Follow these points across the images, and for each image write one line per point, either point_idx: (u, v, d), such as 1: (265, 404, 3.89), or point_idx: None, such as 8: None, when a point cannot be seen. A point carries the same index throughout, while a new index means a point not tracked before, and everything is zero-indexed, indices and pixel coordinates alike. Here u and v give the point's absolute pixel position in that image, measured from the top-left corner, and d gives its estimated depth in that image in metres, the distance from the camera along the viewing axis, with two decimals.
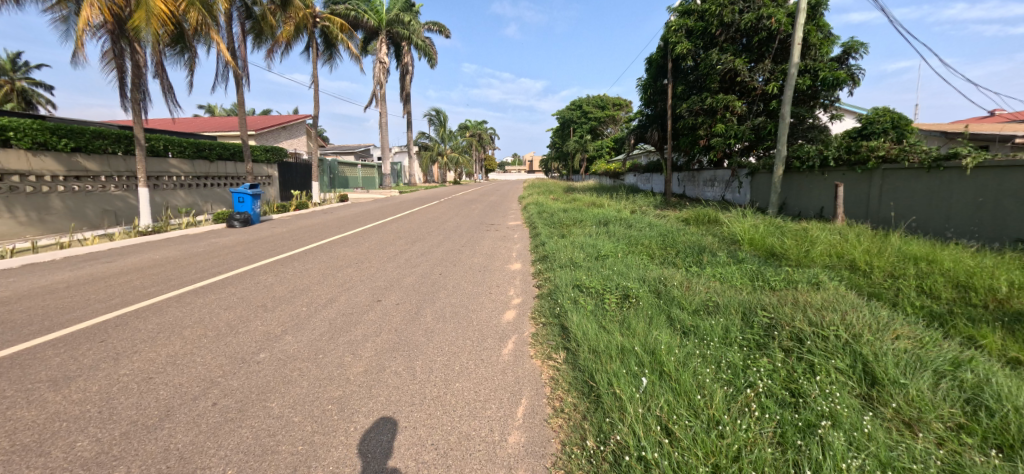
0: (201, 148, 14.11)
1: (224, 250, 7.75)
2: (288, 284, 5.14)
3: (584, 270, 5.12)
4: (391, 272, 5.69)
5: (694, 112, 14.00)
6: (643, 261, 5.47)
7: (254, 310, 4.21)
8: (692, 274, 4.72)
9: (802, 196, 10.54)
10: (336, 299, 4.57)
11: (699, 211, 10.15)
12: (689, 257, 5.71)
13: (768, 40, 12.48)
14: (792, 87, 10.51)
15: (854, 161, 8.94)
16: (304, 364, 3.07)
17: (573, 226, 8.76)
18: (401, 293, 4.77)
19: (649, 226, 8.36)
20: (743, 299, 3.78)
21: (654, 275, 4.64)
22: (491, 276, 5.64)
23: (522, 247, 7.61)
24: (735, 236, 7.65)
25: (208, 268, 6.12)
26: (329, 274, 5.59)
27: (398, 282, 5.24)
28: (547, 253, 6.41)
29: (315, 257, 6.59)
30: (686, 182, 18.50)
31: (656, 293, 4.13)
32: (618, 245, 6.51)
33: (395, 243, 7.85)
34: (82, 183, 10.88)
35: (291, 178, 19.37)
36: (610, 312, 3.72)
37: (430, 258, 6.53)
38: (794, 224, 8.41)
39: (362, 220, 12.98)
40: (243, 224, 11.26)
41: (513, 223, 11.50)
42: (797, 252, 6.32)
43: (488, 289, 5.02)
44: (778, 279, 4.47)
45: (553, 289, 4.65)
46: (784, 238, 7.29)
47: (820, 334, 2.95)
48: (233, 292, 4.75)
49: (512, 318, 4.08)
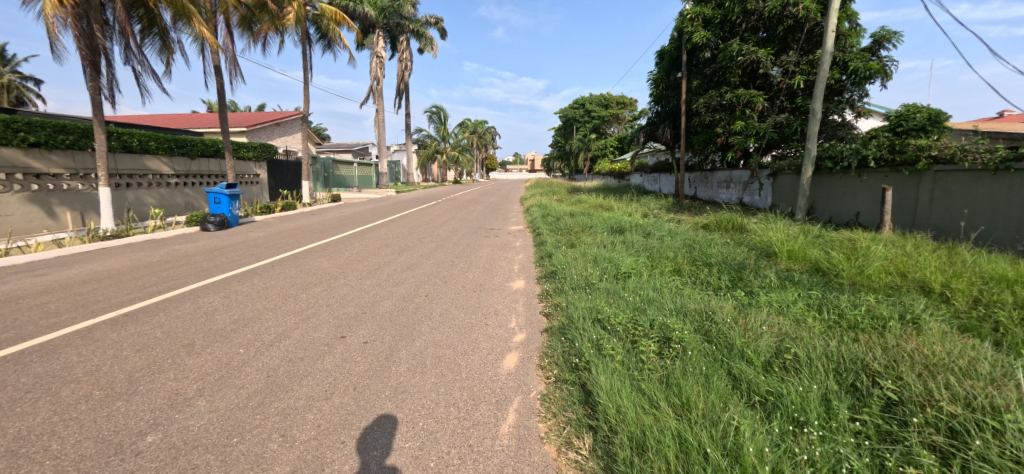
0: (181, 143, 13.16)
1: (182, 259, 6.75)
2: (234, 311, 4.13)
3: (601, 295, 4.12)
4: (366, 294, 4.66)
5: (711, 108, 13.02)
6: (674, 283, 4.48)
7: (173, 355, 3.19)
8: (741, 304, 3.74)
9: (834, 200, 9.51)
10: (288, 334, 3.55)
11: (721, 216, 9.10)
12: (728, 276, 4.72)
13: (794, 29, 11.51)
14: (824, 78, 9.49)
15: (898, 162, 7.93)
16: (206, 456, 2.08)
17: (583, 233, 7.77)
18: (373, 325, 3.77)
19: (668, 233, 7.39)
20: (827, 349, 2.79)
21: (694, 304, 3.66)
22: (488, 299, 4.63)
23: (526, 259, 6.57)
24: (770, 247, 6.65)
25: (151, 284, 5.12)
26: (290, 296, 4.59)
27: (372, 308, 4.21)
28: (556, 269, 5.39)
29: (283, 271, 5.60)
30: (698, 183, 17.46)
31: (702, 332, 3.15)
32: (640, 260, 5.47)
33: (379, 252, 6.84)
34: (41, 181, 9.82)
35: (280, 177, 18.36)
36: (646, 366, 2.72)
37: (417, 274, 5.55)
38: (835, 233, 7.36)
39: (351, 222, 11.95)
40: (218, 227, 10.25)
41: (515, 227, 10.48)
42: (850, 269, 5.35)
43: (483, 319, 3.99)
44: (860, 314, 3.43)
45: (567, 319, 3.68)
46: (830, 251, 6.26)
47: (988, 426, 1.92)
48: (160, 325, 3.75)
49: (513, 367, 3.07)
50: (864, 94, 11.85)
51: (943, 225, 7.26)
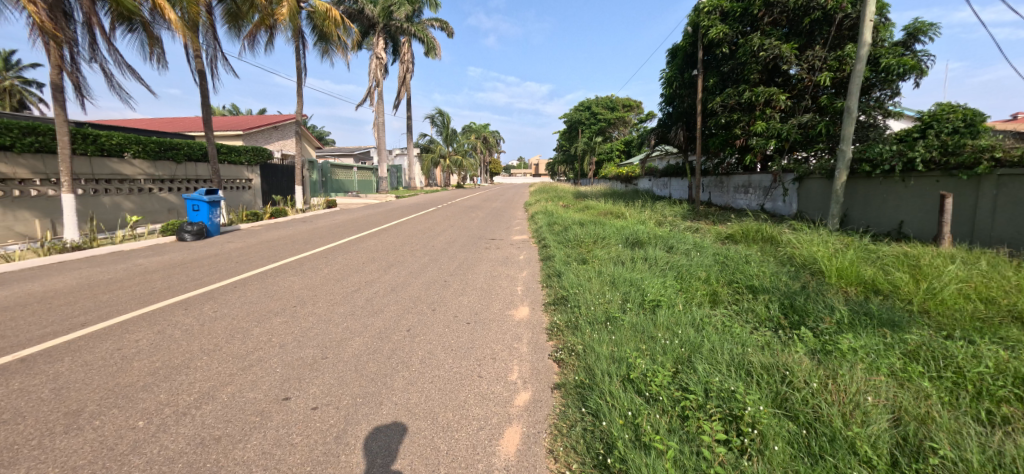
0: (166, 146, 12.43)
1: (137, 277, 5.87)
2: (159, 356, 3.25)
3: (625, 334, 3.24)
4: (332, 330, 3.75)
5: (729, 108, 12.16)
6: (717, 317, 3.58)
7: (44, 431, 2.32)
8: (816, 354, 2.87)
9: (872, 207, 8.58)
10: (214, 395, 2.68)
11: (747, 226, 8.18)
12: (781, 308, 3.81)
13: (821, 22, 10.61)
14: (860, 72, 8.56)
15: (952, 165, 7.00)
16: None
17: (595, 245, 6.89)
18: (332, 377, 2.90)
19: (694, 247, 6.49)
20: (981, 445, 1.88)
21: (755, 352, 2.78)
22: (483, 335, 3.72)
23: (530, 277, 5.70)
24: (812, 263, 5.72)
25: (78, 313, 4.24)
26: (240, 331, 3.73)
27: (337, 350, 3.33)
28: (566, 294, 4.48)
29: (244, 295, 4.74)
30: (712, 188, 16.45)
31: (779, 402, 2.25)
32: (667, 282, 4.57)
33: (363, 269, 5.97)
34: (7, 187, 9.02)
35: (273, 183, 17.59)
36: (714, 469, 1.82)
37: (402, 298, 4.68)
38: (887, 246, 6.39)
39: (343, 231, 11.10)
40: (196, 237, 9.38)
41: (518, 237, 9.59)
42: (921, 294, 4.43)
43: (475, 368, 3.08)
44: (993, 376, 2.48)
45: (587, 369, 2.81)
46: (890, 270, 5.32)
47: None
48: (57, 378, 2.89)
49: (513, 453, 2.18)
50: (894, 93, 10.94)
51: (1011, 236, 6.28)
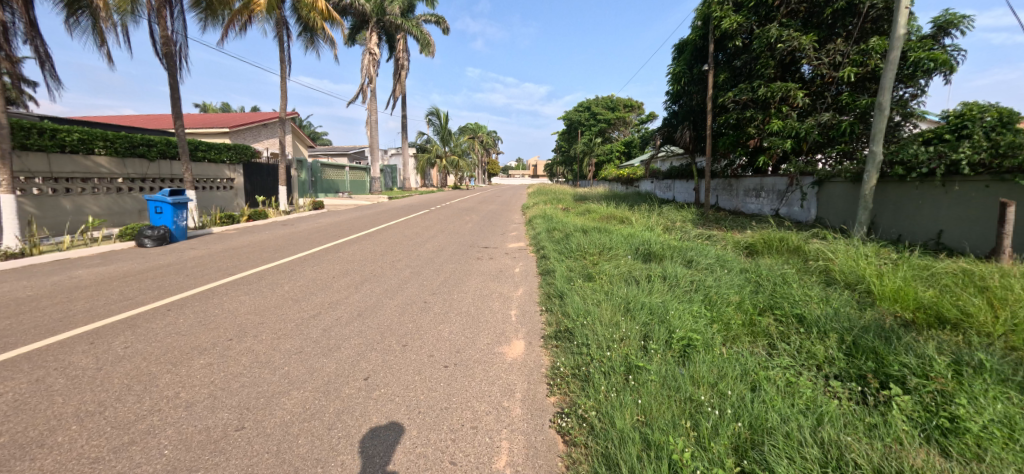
0: (136, 143, 11.44)
1: (63, 293, 4.97)
2: (13, 423, 2.35)
3: (656, 394, 2.38)
4: (266, 379, 2.84)
5: (741, 105, 11.30)
6: (775, 368, 2.72)
7: None
8: (935, 441, 2.01)
9: (906, 214, 7.74)
10: None
11: (768, 234, 7.35)
12: (849, 354, 2.93)
13: (844, 13, 9.76)
14: (893, 64, 7.70)
15: (1006, 168, 6.17)
16: None
17: (601, 256, 6.02)
18: (236, 468, 2.00)
19: (715, 260, 5.62)
20: None
21: (854, 438, 1.93)
22: (463, 387, 2.82)
23: (527, 297, 4.84)
24: (858, 283, 4.85)
25: None
26: (144, 380, 2.83)
27: (260, 415, 2.43)
28: (572, 326, 3.57)
29: (175, 322, 3.84)
30: (720, 191, 15.59)
31: None
32: (696, 310, 3.70)
33: (331, 286, 5.07)
34: None
35: (257, 182, 16.66)
36: None
37: (370, 328, 3.78)
38: (937, 261, 5.54)
39: (324, 235, 10.17)
40: (156, 243, 8.44)
41: (515, 244, 8.71)
42: (1009, 328, 3.55)
43: (448, 445, 2.20)
44: None
45: (608, 462, 1.95)
46: (953, 292, 4.45)
47: None
48: None
49: None
50: (918, 91, 10.12)
51: None
